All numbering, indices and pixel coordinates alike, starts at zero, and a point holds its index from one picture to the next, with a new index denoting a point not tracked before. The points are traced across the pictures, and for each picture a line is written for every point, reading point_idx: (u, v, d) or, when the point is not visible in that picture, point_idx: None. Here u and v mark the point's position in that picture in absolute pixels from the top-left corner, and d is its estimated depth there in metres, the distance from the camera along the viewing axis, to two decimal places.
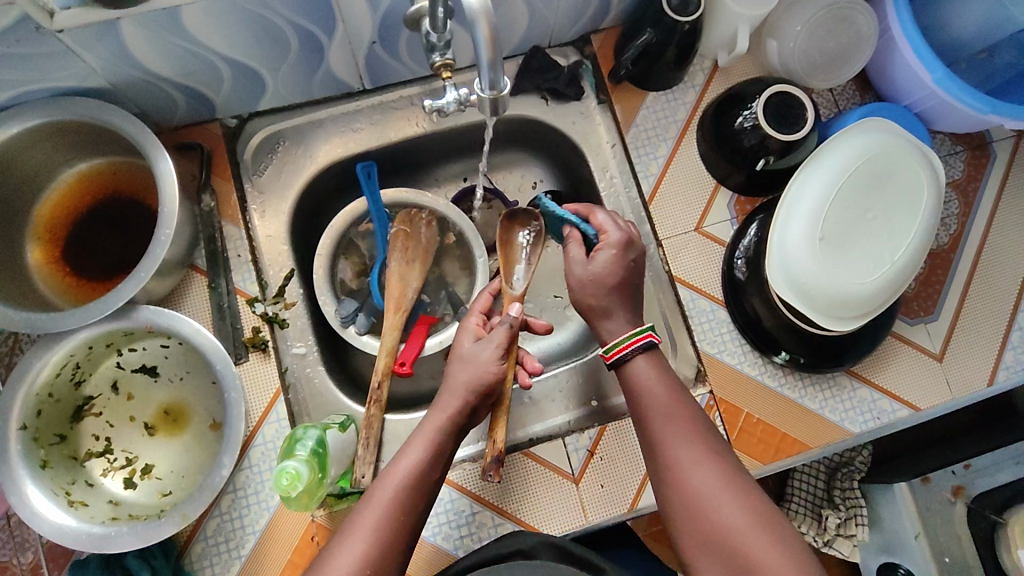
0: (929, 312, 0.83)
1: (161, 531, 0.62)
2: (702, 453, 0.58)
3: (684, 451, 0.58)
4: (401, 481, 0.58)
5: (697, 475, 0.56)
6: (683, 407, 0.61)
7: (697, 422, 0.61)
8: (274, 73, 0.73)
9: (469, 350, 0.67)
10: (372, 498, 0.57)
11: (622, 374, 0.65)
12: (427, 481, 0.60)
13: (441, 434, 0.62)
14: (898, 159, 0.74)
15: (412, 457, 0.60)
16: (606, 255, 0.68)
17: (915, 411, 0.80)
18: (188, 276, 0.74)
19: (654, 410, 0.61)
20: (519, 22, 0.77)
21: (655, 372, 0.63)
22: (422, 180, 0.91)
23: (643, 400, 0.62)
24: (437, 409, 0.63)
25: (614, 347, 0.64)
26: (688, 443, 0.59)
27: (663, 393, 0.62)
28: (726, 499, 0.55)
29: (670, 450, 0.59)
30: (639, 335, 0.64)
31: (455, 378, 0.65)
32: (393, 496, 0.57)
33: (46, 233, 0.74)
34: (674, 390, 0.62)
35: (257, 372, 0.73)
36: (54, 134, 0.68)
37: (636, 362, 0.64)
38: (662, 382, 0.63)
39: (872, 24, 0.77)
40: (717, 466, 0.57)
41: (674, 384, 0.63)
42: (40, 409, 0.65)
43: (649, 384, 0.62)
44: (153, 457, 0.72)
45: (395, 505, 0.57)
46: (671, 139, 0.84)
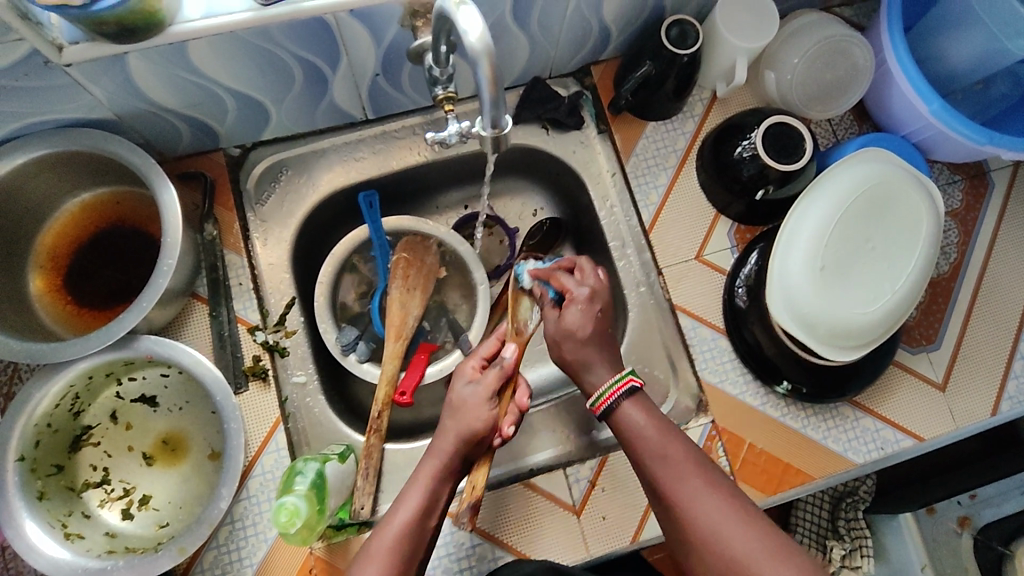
0: (931, 340, 0.82)
1: (157, 564, 0.62)
2: (704, 488, 0.56)
3: (684, 486, 0.57)
4: (397, 535, 0.58)
5: (700, 512, 0.55)
6: (676, 442, 0.60)
7: (694, 455, 0.59)
8: (279, 104, 0.74)
9: (460, 393, 0.66)
10: (370, 553, 0.57)
11: (612, 422, 0.63)
12: (423, 533, 0.59)
13: (433, 483, 0.62)
14: (894, 188, 0.75)
15: (406, 508, 0.59)
16: (575, 312, 0.67)
17: (919, 441, 0.80)
18: (189, 304, 0.75)
19: (649, 451, 0.59)
20: (520, 54, 0.78)
21: (645, 414, 0.61)
22: (423, 208, 0.92)
23: (637, 445, 0.60)
24: (427, 458, 0.63)
25: (598, 400, 0.63)
26: (687, 479, 0.57)
27: (654, 433, 0.60)
28: (734, 533, 0.53)
29: (671, 490, 0.57)
30: (619, 383, 0.63)
31: (444, 425, 0.65)
32: (392, 548, 0.57)
33: (49, 262, 0.74)
34: (665, 429, 0.61)
35: (257, 401, 0.73)
36: (59, 164, 0.69)
37: (624, 408, 0.62)
38: (652, 422, 0.61)
39: (869, 56, 0.79)
40: (719, 500, 0.55)
41: (662, 421, 0.61)
42: (39, 440, 0.65)
43: (639, 427, 0.61)
44: (151, 487, 0.71)
45: (394, 560, 0.56)
46: (671, 168, 0.84)
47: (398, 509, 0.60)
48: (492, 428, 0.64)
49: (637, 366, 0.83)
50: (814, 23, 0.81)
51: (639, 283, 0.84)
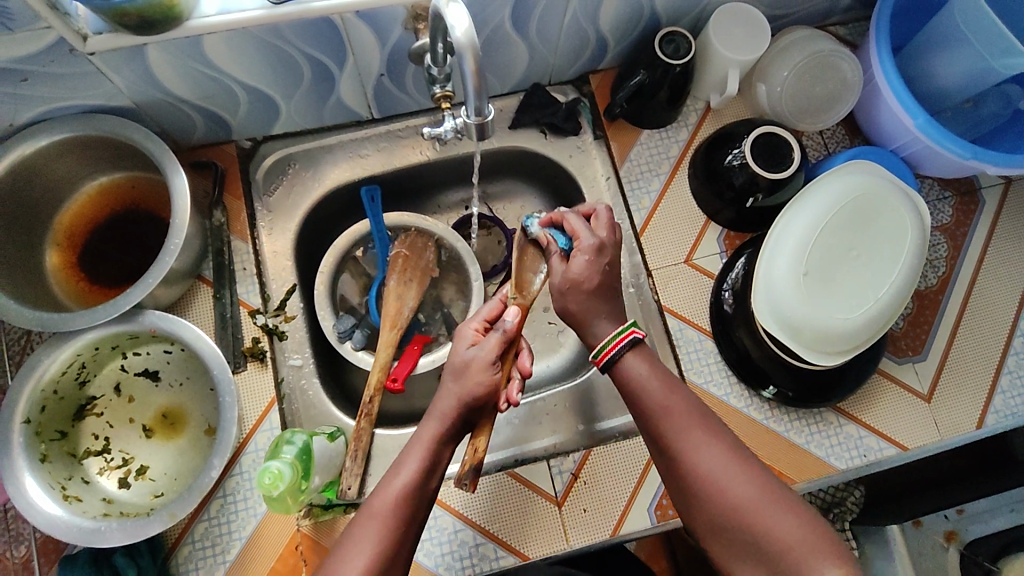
0: (918, 351, 0.83)
1: (148, 528, 0.64)
2: (706, 439, 0.59)
3: (688, 437, 0.59)
4: (398, 494, 0.59)
5: (705, 462, 0.58)
6: (678, 395, 0.62)
7: (695, 407, 0.61)
8: (288, 99, 0.78)
9: (463, 357, 0.67)
10: (370, 511, 0.58)
11: (614, 371, 0.64)
12: (425, 494, 0.61)
13: (433, 447, 0.63)
14: (881, 203, 0.76)
15: (407, 470, 0.61)
16: (581, 260, 0.67)
17: (903, 450, 0.80)
18: (195, 286, 0.79)
19: (655, 403, 0.61)
20: (520, 60, 0.82)
21: (647, 364, 0.63)
22: (425, 206, 0.95)
23: (641, 394, 0.62)
24: (429, 419, 0.64)
25: (603, 350, 0.64)
26: (692, 431, 0.59)
27: (658, 385, 0.62)
28: (737, 483, 0.57)
29: (673, 438, 0.60)
30: (622, 334, 0.64)
31: (447, 391, 0.66)
32: (390, 510, 0.58)
33: (65, 241, 0.79)
34: (667, 380, 0.63)
35: (253, 380, 0.76)
36: (80, 147, 0.73)
37: (627, 360, 0.63)
38: (655, 373, 0.63)
39: (856, 71, 0.82)
40: (722, 451, 0.58)
41: (664, 373, 0.63)
42: (45, 405, 0.68)
43: (643, 377, 0.62)
44: (148, 458, 0.74)
45: (394, 518, 0.58)
46: (663, 174, 0.87)
47: (400, 470, 0.61)
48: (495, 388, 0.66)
49: None
50: (805, 39, 0.84)
51: (629, 284, 0.86)
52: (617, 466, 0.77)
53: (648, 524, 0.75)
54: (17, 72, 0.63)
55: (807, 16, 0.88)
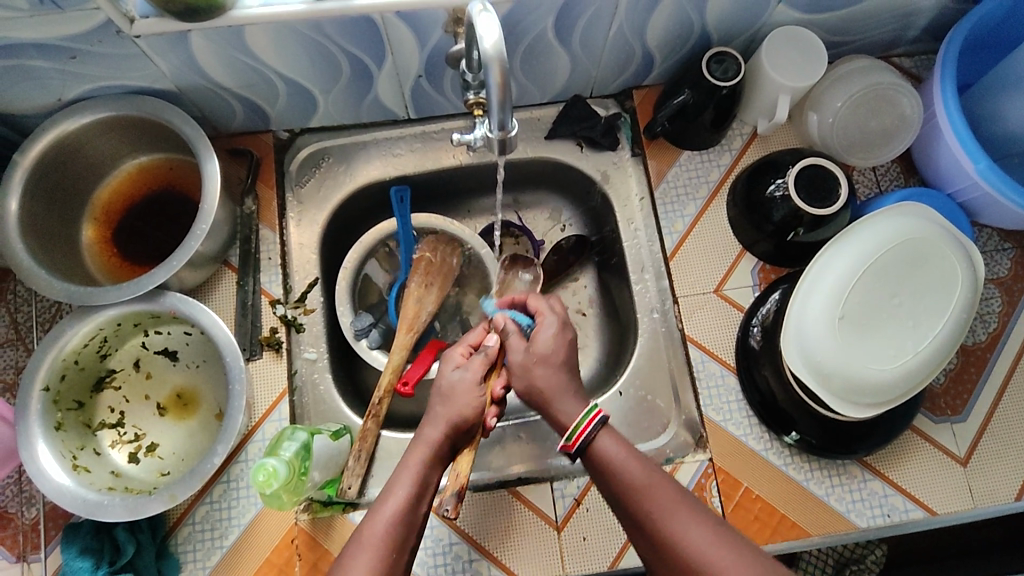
0: (957, 411, 0.78)
1: (149, 507, 0.65)
2: (692, 519, 0.55)
3: (675, 517, 0.55)
4: (390, 524, 0.56)
5: (693, 544, 0.53)
6: (658, 478, 0.58)
7: (679, 490, 0.57)
8: (326, 94, 0.78)
9: (448, 379, 0.67)
10: (363, 539, 0.56)
11: (589, 457, 0.61)
12: (414, 521, 0.58)
13: (423, 470, 0.60)
14: (933, 248, 0.71)
15: (397, 497, 0.58)
16: (547, 333, 0.67)
17: (931, 514, 0.75)
18: (220, 271, 0.80)
19: (632, 491, 0.57)
20: (561, 70, 0.80)
21: (621, 449, 0.60)
22: (455, 210, 0.95)
23: (617, 478, 0.58)
24: (418, 444, 0.62)
25: (573, 433, 0.60)
26: (674, 513, 0.55)
27: (635, 466, 0.58)
28: (729, 565, 0.51)
29: (656, 523, 0.55)
30: (590, 415, 0.61)
31: (434, 410, 0.65)
32: (382, 536, 0.56)
33: (102, 216, 0.81)
34: (644, 462, 0.59)
35: (267, 369, 0.77)
36: (122, 126, 0.75)
37: (601, 439, 0.61)
38: (630, 457, 0.59)
39: (916, 106, 0.78)
40: (708, 533, 0.54)
41: (643, 457, 0.60)
42: (65, 374, 0.70)
43: (618, 458, 0.59)
44: (159, 436, 0.76)
45: (387, 548, 0.55)
46: (700, 199, 0.84)
47: (387, 497, 0.58)
48: (481, 411, 0.65)
49: (639, 392, 0.82)
50: (863, 69, 0.80)
51: (653, 308, 0.84)
52: None
53: None
54: (67, 50, 0.64)
55: (869, 45, 0.84)
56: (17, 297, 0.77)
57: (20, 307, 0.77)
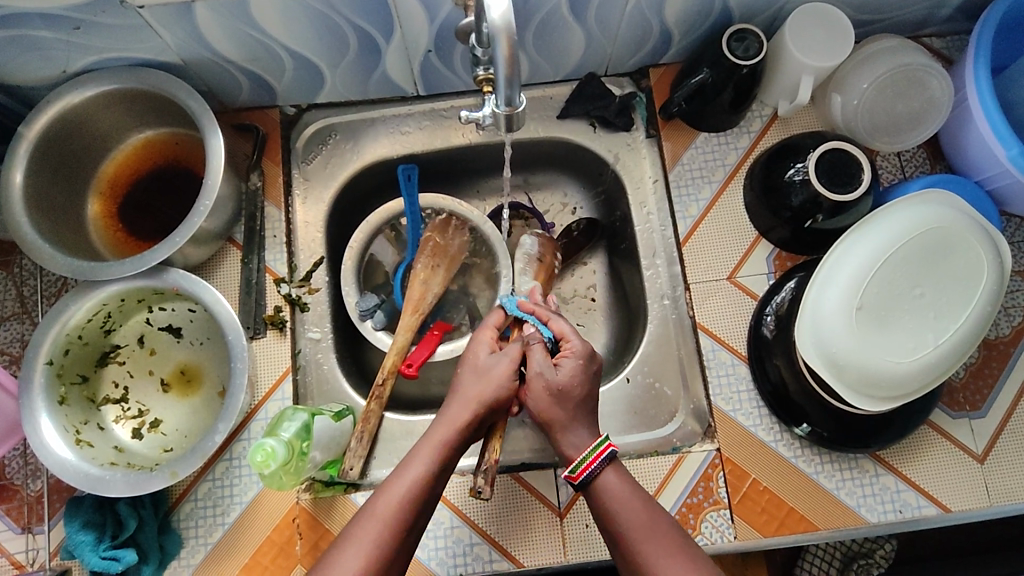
0: (976, 407, 0.75)
1: (149, 484, 0.65)
2: (686, 568, 0.56)
3: (672, 567, 0.56)
4: (402, 498, 0.57)
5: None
6: (659, 522, 0.59)
7: (675, 537, 0.58)
8: (333, 69, 0.77)
9: (485, 360, 0.66)
10: (373, 510, 0.56)
11: (590, 492, 0.61)
12: (431, 493, 0.58)
13: (442, 450, 0.60)
14: (960, 236, 0.67)
15: (413, 474, 0.58)
16: (572, 364, 0.64)
17: (945, 511, 0.72)
18: (224, 248, 0.79)
19: (630, 531, 0.58)
20: (575, 47, 0.78)
21: (624, 486, 0.60)
22: (464, 191, 0.93)
23: (619, 515, 0.59)
24: (444, 423, 0.61)
25: (578, 467, 0.60)
26: (668, 564, 0.56)
27: (637, 509, 0.59)
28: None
29: (646, 564, 0.57)
30: (598, 449, 0.61)
31: (467, 389, 0.64)
32: (393, 510, 0.56)
33: (107, 191, 0.80)
34: (643, 498, 0.60)
35: (272, 348, 0.77)
36: (126, 99, 0.74)
37: (604, 476, 0.60)
38: (634, 497, 0.60)
39: (947, 89, 0.75)
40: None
41: (644, 496, 0.60)
42: (68, 349, 0.70)
43: (622, 499, 0.59)
44: (163, 412, 0.76)
45: (396, 521, 0.56)
46: (716, 182, 0.82)
47: (405, 470, 0.59)
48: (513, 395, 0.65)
49: (647, 379, 0.81)
50: (889, 49, 0.77)
51: (664, 295, 0.82)
52: None
53: None
54: (68, 20, 0.63)
55: (899, 24, 0.80)
56: (23, 271, 0.77)
57: (25, 281, 0.77)
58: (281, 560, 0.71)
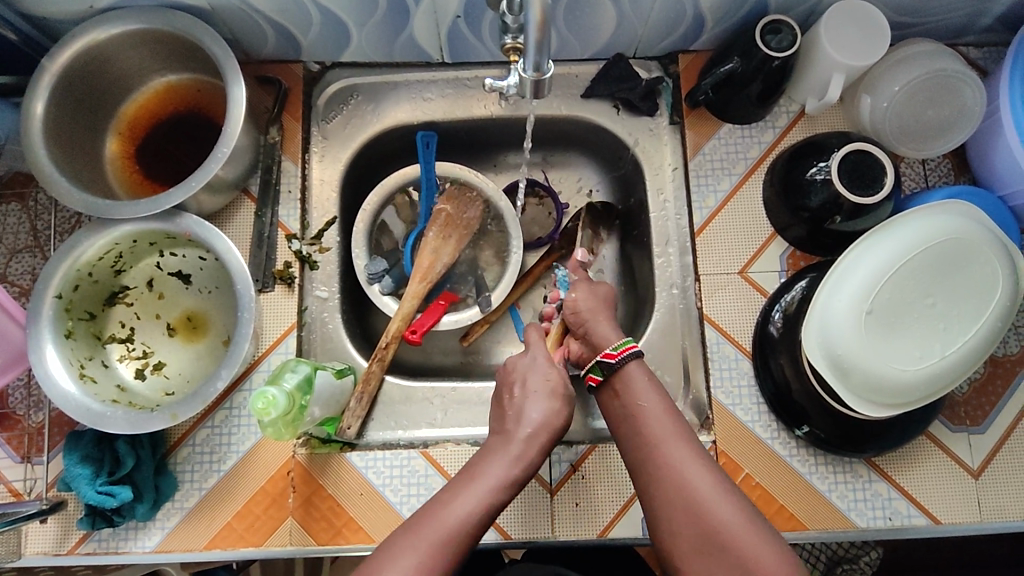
0: (976, 422, 0.75)
1: (150, 423, 0.66)
2: (692, 456, 0.58)
3: (680, 451, 0.59)
4: (474, 507, 0.57)
5: (689, 477, 0.57)
6: (673, 415, 0.62)
7: (684, 427, 0.61)
8: (360, 27, 0.76)
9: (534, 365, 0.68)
10: (435, 515, 0.56)
11: (616, 380, 0.66)
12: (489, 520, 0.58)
13: (519, 461, 0.61)
14: (978, 248, 0.67)
15: (483, 482, 0.59)
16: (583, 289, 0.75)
17: (935, 523, 0.73)
18: (239, 199, 0.79)
19: (644, 418, 0.62)
20: (606, 25, 0.77)
21: (646, 380, 0.65)
22: (481, 163, 0.92)
23: (639, 409, 0.63)
24: (528, 423, 0.63)
25: (624, 345, 0.67)
26: (674, 447, 0.59)
27: (655, 399, 0.63)
28: (721, 506, 0.55)
29: (660, 447, 0.60)
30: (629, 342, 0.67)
31: (534, 386, 0.66)
32: (461, 515, 0.56)
33: (126, 132, 0.80)
34: (661, 394, 0.64)
35: (278, 302, 0.77)
36: (152, 40, 0.74)
37: (629, 369, 0.65)
38: (653, 390, 0.64)
39: (979, 99, 0.74)
40: (699, 464, 0.58)
41: (665, 393, 0.64)
42: (78, 285, 0.71)
43: (642, 391, 0.64)
44: (167, 355, 0.76)
45: (460, 530, 0.56)
46: (736, 175, 0.81)
47: (477, 481, 0.59)
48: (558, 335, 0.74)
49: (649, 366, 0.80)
50: (925, 53, 0.75)
51: (673, 284, 0.81)
52: (620, 467, 0.74)
53: (639, 535, 0.72)
54: None
55: (938, 29, 0.79)
56: (39, 205, 0.78)
57: (40, 215, 0.78)
58: (273, 511, 0.72)
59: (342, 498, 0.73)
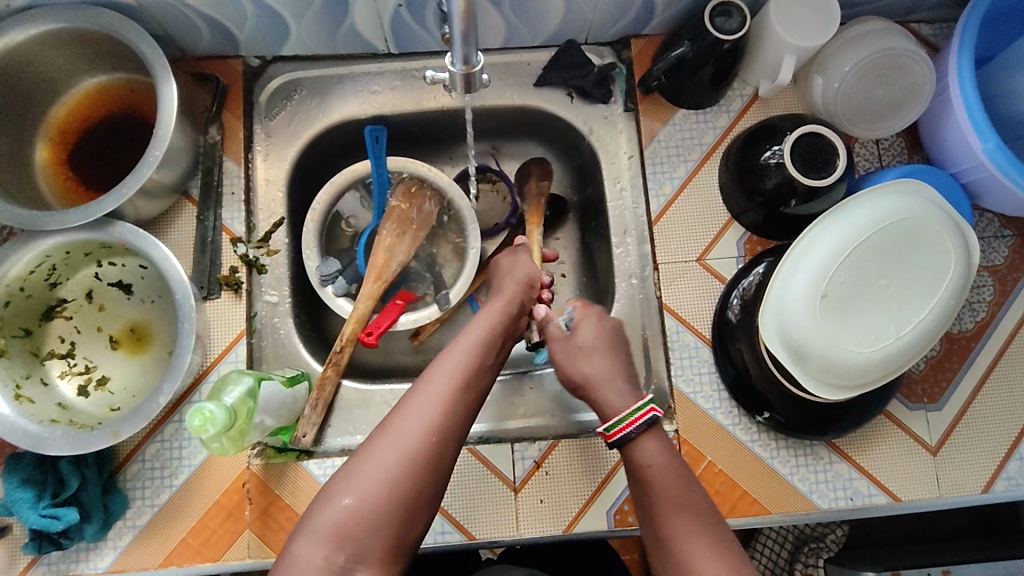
0: (934, 399, 0.76)
1: (91, 443, 0.63)
2: (708, 546, 0.54)
3: (693, 542, 0.54)
4: (458, 368, 0.58)
5: (701, 572, 0.53)
6: (691, 495, 0.57)
7: (705, 508, 0.57)
8: (298, 19, 0.73)
9: (505, 261, 0.72)
10: (421, 386, 0.57)
11: (626, 451, 0.61)
12: (484, 366, 0.60)
13: (493, 326, 0.63)
14: (932, 231, 0.67)
15: (462, 346, 0.60)
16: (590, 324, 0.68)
17: (895, 501, 0.73)
18: (179, 203, 0.76)
19: (658, 500, 0.57)
20: (554, 11, 0.75)
21: (664, 452, 0.60)
22: (435, 156, 0.90)
23: (653, 485, 0.58)
24: (496, 298, 0.66)
25: (616, 426, 0.61)
26: (690, 539, 0.55)
27: (672, 477, 0.58)
28: None
29: (670, 534, 0.56)
30: (641, 411, 0.61)
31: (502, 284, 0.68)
32: (449, 377, 0.57)
33: (56, 136, 0.76)
34: (680, 471, 0.59)
35: (225, 309, 0.74)
36: (76, 40, 0.70)
37: (642, 440, 0.60)
38: (669, 466, 0.59)
39: (928, 79, 0.73)
40: (715, 557, 0.53)
41: (683, 467, 0.59)
42: (9, 301, 0.67)
43: (658, 466, 0.59)
44: (110, 369, 0.73)
45: (452, 392, 0.57)
46: (692, 161, 0.80)
47: (452, 349, 0.60)
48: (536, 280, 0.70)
49: None
50: (876, 32, 0.74)
51: (632, 274, 0.81)
52: (583, 460, 0.74)
53: (604, 528, 0.72)
54: None
55: (888, 7, 0.78)
56: None
57: None
58: (229, 525, 0.70)
59: (300, 508, 0.71)
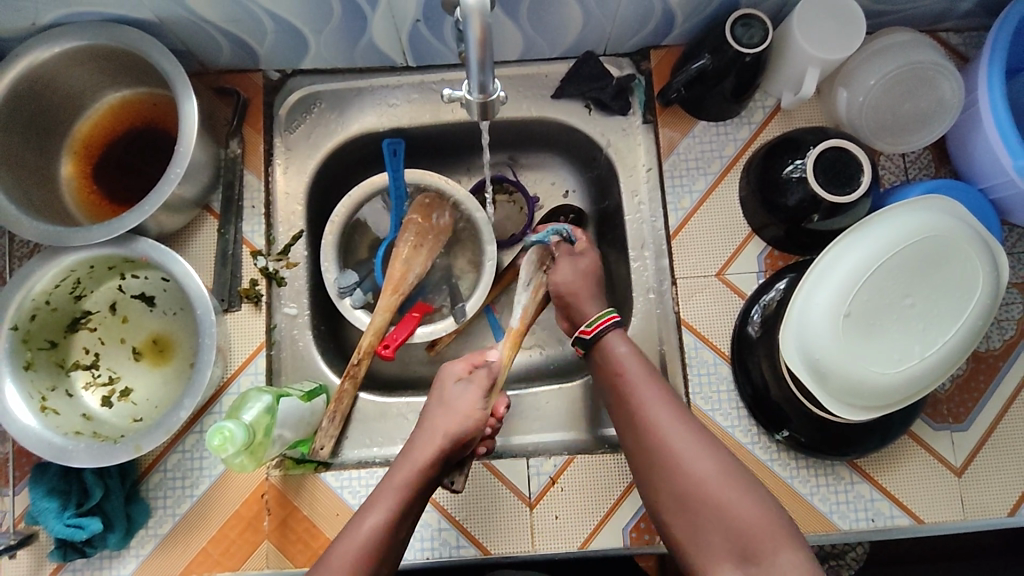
0: (959, 419, 0.74)
1: (114, 455, 0.64)
2: (675, 419, 0.62)
3: (662, 414, 0.62)
4: (365, 540, 0.58)
5: (670, 439, 0.60)
6: (656, 381, 0.65)
7: (667, 388, 0.65)
8: (318, 34, 0.73)
9: (451, 391, 0.68)
10: (331, 559, 0.57)
11: (596, 351, 0.69)
12: (397, 535, 0.60)
13: (406, 491, 0.62)
14: (953, 249, 0.65)
15: (377, 514, 0.60)
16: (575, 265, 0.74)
17: (918, 522, 0.72)
18: (201, 216, 0.77)
19: (624, 379, 0.65)
20: (572, 24, 0.74)
21: (627, 345, 0.68)
22: (453, 166, 0.90)
23: (619, 369, 0.66)
24: (409, 456, 0.63)
25: (593, 323, 0.69)
26: (659, 408, 0.62)
27: (635, 363, 0.66)
28: (700, 462, 0.59)
29: (636, 402, 0.64)
30: (608, 314, 0.70)
31: (431, 423, 0.65)
32: (358, 551, 0.57)
33: (81, 150, 0.77)
34: (644, 360, 0.67)
35: (245, 321, 0.75)
36: (100, 56, 0.71)
37: (608, 338, 0.68)
38: (632, 355, 0.67)
39: (957, 93, 0.71)
40: (678, 424, 0.61)
41: (644, 359, 0.67)
42: (35, 314, 0.69)
43: (622, 355, 0.67)
44: (133, 380, 0.75)
45: (360, 563, 0.57)
46: (712, 174, 0.79)
47: (366, 517, 0.60)
48: (479, 427, 0.66)
49: None
50: (902, 43, 0.73)
51: (650, 288, 0.80)
52: (599, 477, 0.73)
53: (619, 545, 0.72)
54: None
55: (915, 16, 0.76)
56: None
57: None
58: (248, 535, 0.71)
59: (317, 519, 0.72)
